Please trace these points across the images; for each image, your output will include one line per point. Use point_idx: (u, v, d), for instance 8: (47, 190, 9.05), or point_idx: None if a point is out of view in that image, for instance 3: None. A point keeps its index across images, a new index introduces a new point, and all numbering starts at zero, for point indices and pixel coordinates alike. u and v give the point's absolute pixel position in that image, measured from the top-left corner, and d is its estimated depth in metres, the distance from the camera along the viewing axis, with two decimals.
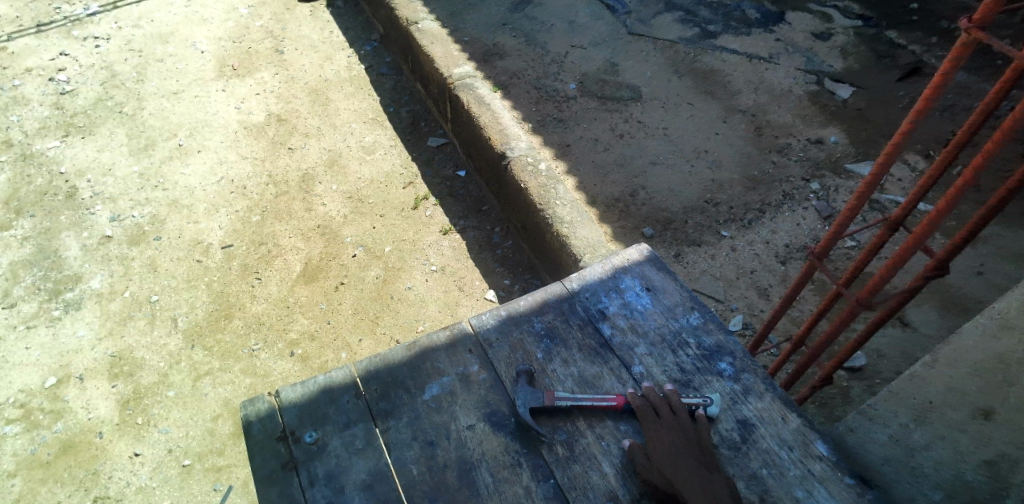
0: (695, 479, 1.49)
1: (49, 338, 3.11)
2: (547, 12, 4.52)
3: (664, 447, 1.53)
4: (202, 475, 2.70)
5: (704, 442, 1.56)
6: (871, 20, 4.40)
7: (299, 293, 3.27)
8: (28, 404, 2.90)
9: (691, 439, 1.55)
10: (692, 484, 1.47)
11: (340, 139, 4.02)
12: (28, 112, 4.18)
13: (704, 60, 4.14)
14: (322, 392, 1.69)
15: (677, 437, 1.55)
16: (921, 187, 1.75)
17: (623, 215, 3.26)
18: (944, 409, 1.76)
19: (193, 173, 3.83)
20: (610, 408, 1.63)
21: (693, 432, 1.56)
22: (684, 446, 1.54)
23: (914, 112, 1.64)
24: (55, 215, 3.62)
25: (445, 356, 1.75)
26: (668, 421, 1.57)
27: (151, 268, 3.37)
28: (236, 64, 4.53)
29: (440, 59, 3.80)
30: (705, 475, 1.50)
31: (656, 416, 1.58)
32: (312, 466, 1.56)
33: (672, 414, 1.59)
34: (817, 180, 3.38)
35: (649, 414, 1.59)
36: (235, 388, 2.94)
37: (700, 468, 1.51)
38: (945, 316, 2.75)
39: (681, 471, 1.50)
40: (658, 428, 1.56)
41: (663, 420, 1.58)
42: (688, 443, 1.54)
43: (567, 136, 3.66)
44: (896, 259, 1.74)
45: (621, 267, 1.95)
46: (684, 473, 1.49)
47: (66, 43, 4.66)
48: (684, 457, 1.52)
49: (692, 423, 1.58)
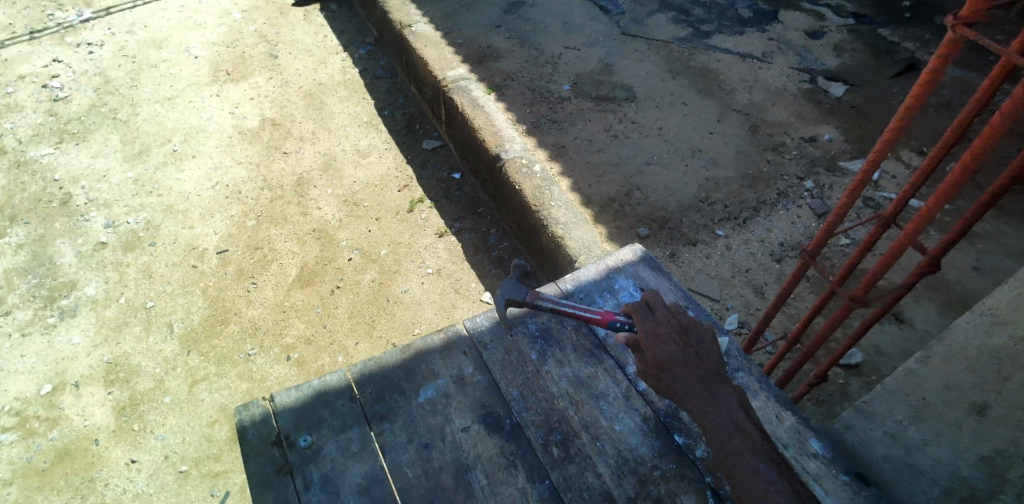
0: (701, 385, 1.46)
1: (45, 345, 3.11)
2: (540, 13, 4.52)
3: (668, 362, 1.47)
4: (199, 481, 2.70)
5: (709, 345, 1.52)
6: (865, 18, 4.41)
7: (296, 297, 3.27)
8: (23, 412, 2.89)
9: (689, 343, 1.51)
10: (704, 401, 1.44)
11: (334, 142, 4.02)
12: (22, 119, 4.18)
13: (698, 60, 4.14)
14: (317, 396, 1.68)
15: (677, 341, 1.50)
16: (912, 184, 1.75)
17: (618, 215, 3.27)
18: (941, 407, 1.81)
19: (187, 178, 3.82)
20: (595, 319, 1.63)
21: (690, 336, 1.52)
22: (687, 351, 1.49)
23: (904, 108, 1.64)
24: (50, 222, 3.61)
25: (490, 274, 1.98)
26: (666, 327, 1.52)
27: (146, 275, 3.36)
28: (231, 68, 4.53)
29: (434, 62, 3.80)
30: (716, 388, 1.46)
31: (651, 322, 1.53)
32: (307, 471, 1.56)
33: (669, 316, 1.54)
34: (812, 178, 3.39)
35: (643, 316, 1.55)
36: (232, 393, 2.94)
37: (706, 371, 1.48)
38: (941, 313, 2.76)
39: (686, 378, 1.46)
40: (660, 339, 1.50)
41: (661, 325, 1.52)
42: (692, 348, 1.50)
43: (563, 137, 3.66)
44: (888, 257, 1.75)
45: (615, 267, 1.95)
46: (689, 380, 1.46)
47: (60, 50, 4.66)
48: (688, 362, 1.48)
49: (688, 324, 1.54)
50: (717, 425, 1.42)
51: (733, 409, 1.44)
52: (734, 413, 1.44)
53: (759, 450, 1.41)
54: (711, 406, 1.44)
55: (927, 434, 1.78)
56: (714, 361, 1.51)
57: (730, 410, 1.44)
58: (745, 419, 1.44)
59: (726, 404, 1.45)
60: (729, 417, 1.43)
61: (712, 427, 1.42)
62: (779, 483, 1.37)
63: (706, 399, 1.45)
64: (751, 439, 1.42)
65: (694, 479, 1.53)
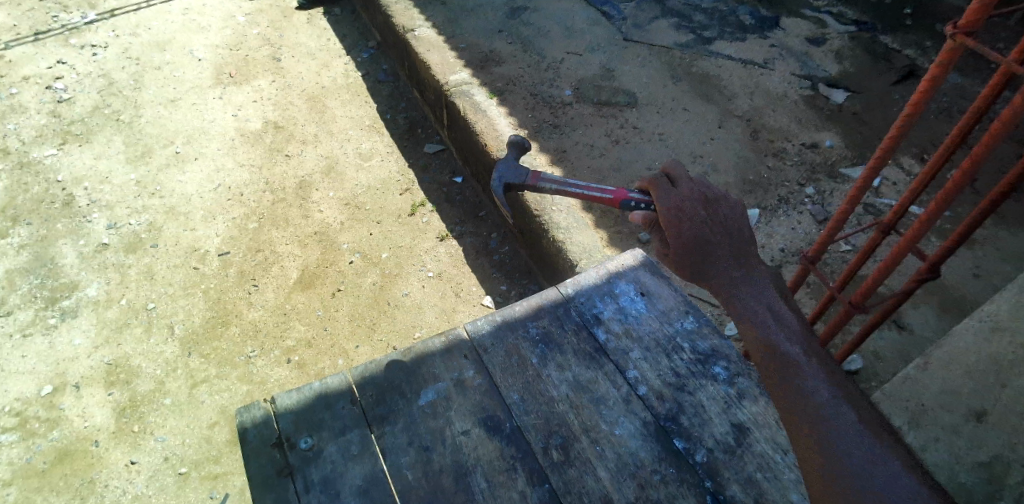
0: (729, 266, 1.57)
1: (46, 346, 3.11)
2: (543, 18, 4.54)
3: (694, 242, 1.57)
4: (198, 483, 2.69)
5: (737, 221, 1.61)
6: (866, 24, 4.42)
7: (297, 300, 3.27)
8: (24, 412, 2.89)
9: (713, 218, 1.59)
10: (734, 281, 1.56)
11: (336, 146, 4.03)
12: (25, 120, 4.19)
13: (699, 65, 4.15)
14: (318, 398, 1.68)
15: (705, 218, 1.59)
16: (912, 191, 1.75)
17: (619, 220, 3.27)
18: (938, 412, 1.84)
19: (190, 180, 3.83)
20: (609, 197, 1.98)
21: (713, 210, 1.61)
22: (715, 228, 1.58)
23: (903, 116, 1.64)
24: (52, 223, 3.62)
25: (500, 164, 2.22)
26: (693, 204, 1.61)
27: (147, 276, 3.37)
28: (234, 71, 4.54)
29: (436, 67, 3.81)
30: (744, 263, 1.58)
31: (677, 198, 1.62)
32: (308, 473, 1.56)
33: (689, 193, 1.62)
34: (812, 184, 3.39)
35: (664, 197, 1.63)
36: (232, 395, 2.94)
37: (734, 252, 1.59)
38: (941, 319, 2.76)
39: (712, 257, 1.57)
40: (683, 216, 1.59)
41: (686, 200, 1.61)
42: (719, 225, 1.59)
43: (564, 142, 3.67)
44: (889, 262, 1.75)
45: (616, 272, 1.96)
46: (714, 258, 1.57)
47: (64, 51, 4.68)
48: (715, 239, 1.58)
49: (709, 199, 1.62)
50: (750, 312, 1.53)
51: (764, 295, 1.56)
52: (766, 298, 1.55)
53: (792, 334, 1.51)
54: (743, 290, 1.55)
55: (925, 441, 1.81)
56: (737, 231, 1.60)
57: (761, 296, 1.55)
58: (777, 305, 1.55)
59: (756, 288, 1.56)
60: (762, 302, 1.54)
61: (744, 313, 1.53)
62: (813, 365, 1.47)
63: (736, 284, 1.56)
64: (784, 324, 1.53)
65: (693, 484, 1.53)
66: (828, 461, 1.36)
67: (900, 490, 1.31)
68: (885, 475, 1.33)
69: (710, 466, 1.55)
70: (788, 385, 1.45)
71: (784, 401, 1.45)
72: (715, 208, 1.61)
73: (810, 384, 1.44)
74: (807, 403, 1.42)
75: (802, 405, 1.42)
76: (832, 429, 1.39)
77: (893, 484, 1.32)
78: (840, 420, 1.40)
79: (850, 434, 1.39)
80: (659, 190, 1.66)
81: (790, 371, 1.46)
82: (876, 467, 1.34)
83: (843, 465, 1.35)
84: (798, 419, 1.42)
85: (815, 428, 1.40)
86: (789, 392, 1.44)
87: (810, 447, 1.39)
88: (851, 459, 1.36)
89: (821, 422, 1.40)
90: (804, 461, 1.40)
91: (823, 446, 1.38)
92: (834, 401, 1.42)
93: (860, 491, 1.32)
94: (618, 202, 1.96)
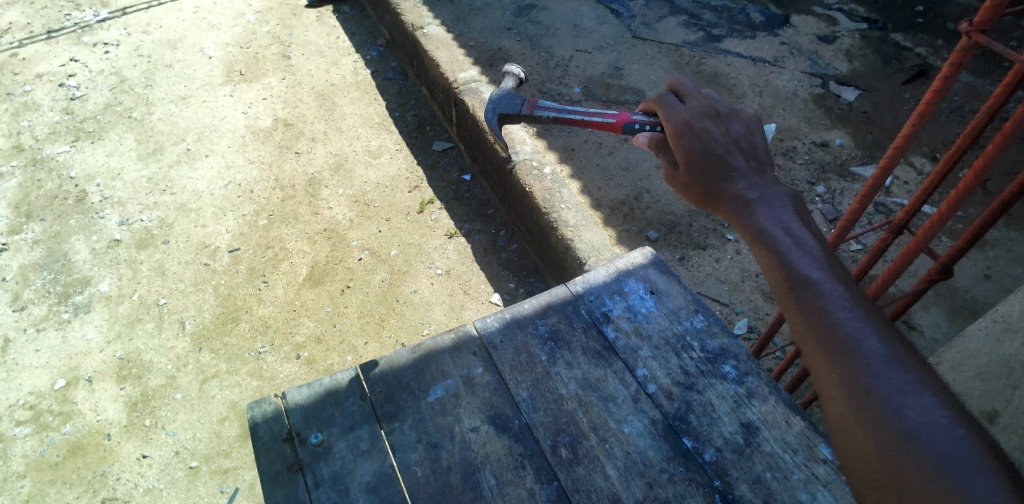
0: (741, 183, 1.44)
1: (59, 340, 3.14)
2: (551, 17, 4.53)
3: (704, 155, 1.48)
4: (208, 477, 2.72)
5: (749, 136, 1.51)
6: (877, 23, 4.41)
7: (306, 297, 3.29)
8: (37, 406, 2.92)
9: (726, 133, 1.50)
10: (751, 195, 1.42)
11: (346, 143, 4.05)
12: (38, 118, 4.22)
13: (709, 64, 4.14)
14: (327, 394, 1.70)
15: (714, 133, 1.50)
16: (923, 190, 1.73)
17: (628, 218, 3.28)
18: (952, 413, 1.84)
19: (200, 177, 3.86)
20: (610, 123, 1.94)
21: (726, 123, 1.52)
22: (724, 145, 1.48)
23: (916, 115, 1.62)
24: (65, 219, 3.65)
25: (502, 97, 2.29)
26: (701, 120, 1.52)
27: (159, 272, 3.40)
28: (244, 69, 4.57)
29: (446, 65, 3.81)
30: (764, 176, 1.46)
31: (684, 114, 1.53)
32: (318, 468, 1.57)
33: (701, 108, 1.54)
34: (822, 183, 3.39)
35: (670, 111, 1.56)
36: (242, 391, 2.97)
37: (747, 166, 1.47)
38: (952, 322, 2.75)
39: (723, 175, 1.46)
40: (696, 131, 1.50)
41: (697, 116, 1.52)
42: (728, 141, 1.50)
43: (572, 140, 3.67)
44: (901, 262, 1.76)
45: (625, 270, 1.97)
46: (725, 177, 1.45)
47: (77, 49, 4.72)
48: (725, 155, 1.47)
49: (723, 113, 1.53)
50: (766, 236, 1.37)
51: (782, 215, 1.39)
52: (782, 218, 1.39)
53: (815, 256, 1.32)
54: (757, 212, 1.40)
55: None
56: (752, 147, 1.50)
57: (778, 215, 1.39)
58: (797, 225, 1.38)
59: (774, 207, 1.41)
60: (778, 223, 1.38)
61: (758, 238, 1.38)
62: (839, 291, 1.27)
63: (749, 206, 1.41)
64: (804, 245, 1.34)
65: (702, 484, 1.53)
66: (853, 409, 1.18)
67: (938, 435, 1.11)
68: (918, 418, 1.14)
69: (718, 465, 1.56)
70: (809, 320, 1.27)
71: (803, 337, 1.27)
72: (723, 122, 1.51)
73: (832, 314, 1.25)
74: (828, 335, 1.24)
75: (821, 339, 1.24)
76: (859, 367, 1.20)
77: (930, 430, 1.12)
78: (868, 354, 1.20)
79: (881, 372, 1.18)
80: (665, 107, 1.57)
81: (810, 303, 1.27)
82: (910, 412, 1.14)
83: (870, 411, 1.17)
84: (818, 358, 1.24)
85: (838, 366, 1.21)
86: (808, 328, 1.26)
87: (833, 393, 1.21)
88: (881, 401, 1.17)
89: (846, 360, 1.21)
90: (828, 408, 1.23)
91: (847, 388, 1.20)
92: (863, 331, 1.22)
93: (888, 441, 1.14)
94: (621, 125, 1.91)
